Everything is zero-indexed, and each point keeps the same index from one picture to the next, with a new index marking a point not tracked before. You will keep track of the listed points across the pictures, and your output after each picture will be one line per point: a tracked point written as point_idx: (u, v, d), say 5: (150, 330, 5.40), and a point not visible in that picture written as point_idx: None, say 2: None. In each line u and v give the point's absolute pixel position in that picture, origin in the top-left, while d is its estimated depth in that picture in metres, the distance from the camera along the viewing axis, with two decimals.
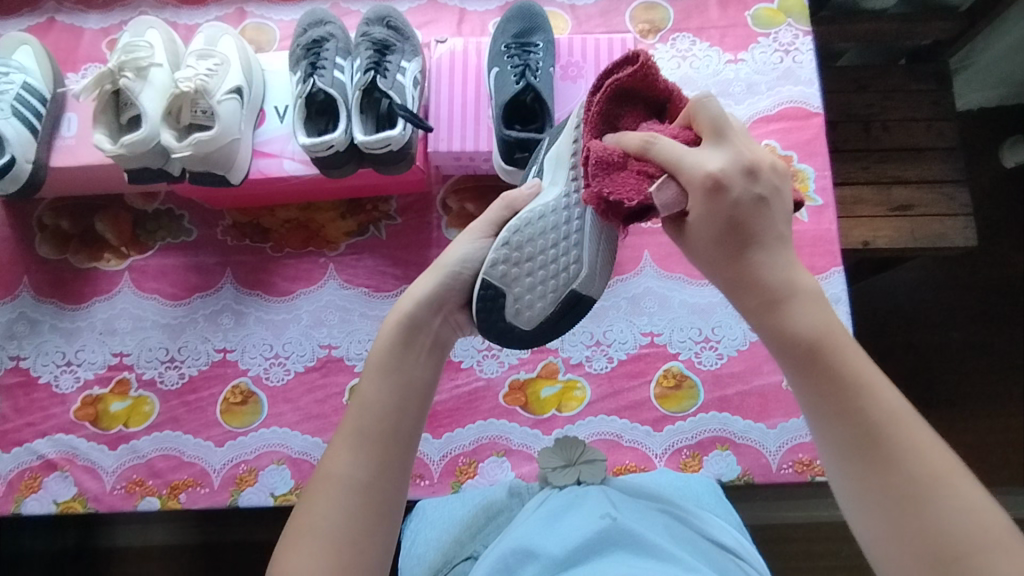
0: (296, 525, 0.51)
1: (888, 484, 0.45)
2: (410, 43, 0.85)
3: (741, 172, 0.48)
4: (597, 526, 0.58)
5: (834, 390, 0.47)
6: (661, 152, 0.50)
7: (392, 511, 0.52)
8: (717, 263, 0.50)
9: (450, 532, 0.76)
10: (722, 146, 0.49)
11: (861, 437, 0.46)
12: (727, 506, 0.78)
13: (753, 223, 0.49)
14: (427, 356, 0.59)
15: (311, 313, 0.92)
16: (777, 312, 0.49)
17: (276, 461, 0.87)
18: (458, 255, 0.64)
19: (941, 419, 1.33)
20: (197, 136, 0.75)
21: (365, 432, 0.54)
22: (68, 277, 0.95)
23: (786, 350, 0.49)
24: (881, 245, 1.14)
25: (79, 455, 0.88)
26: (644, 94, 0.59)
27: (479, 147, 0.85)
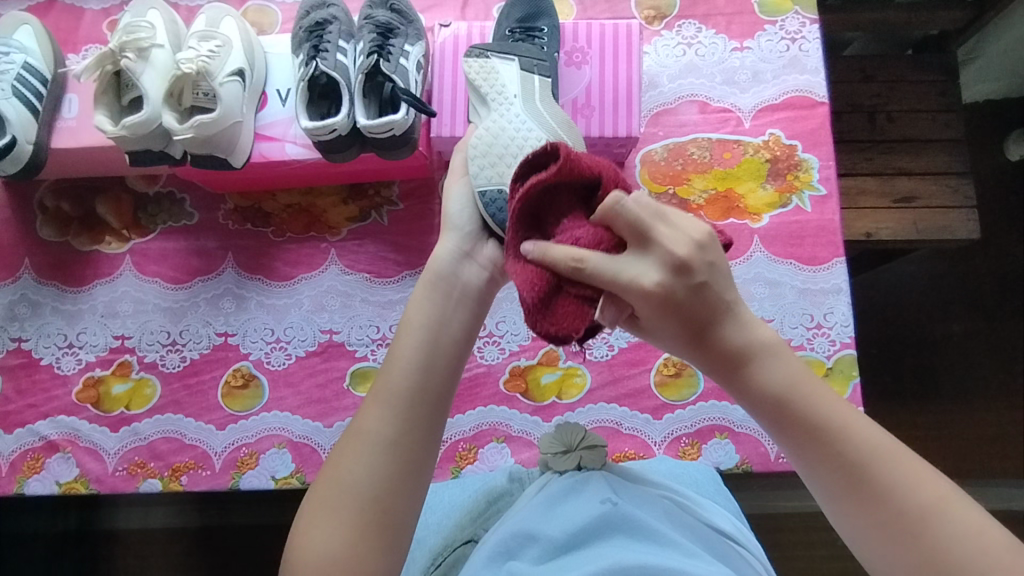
0: (323, 480, 0.51)
1: (884, 521, 0.46)
2: (414, 26, 0.83)
3: (675, 272, 0.46)
4: (598, 511, 0.58)
5: (815, 443, 0.48)
6: (596, 269, 0.47)
7: (417, 473, 0.52)
8: (679, 344, 0.50)
9: (451, 517, 0.76)
10: (648, 252, 0.47)
11: (850, 484, 0.47)
12: (726, 494, 0.78)
13: (699, 310, 0.48)
14: (458, 311, 0.57)
15: (312, 298, 0.92)
16: (743, 376, 0.49)
17: (277, 445, 0.88)
18: (450, 201, 0.66)
19: (939, 411, 1.33)
20: (200, 118, 0.74)
21: (394, 390, 0.52)
22: (69, 259, 0.95)
23: (754, 403, 0.49)
24: (883, 236, 1.14)
25: (81, 437, 0.89)
26: (560, 188, 0.54)
27: (453, 133, 0.85)
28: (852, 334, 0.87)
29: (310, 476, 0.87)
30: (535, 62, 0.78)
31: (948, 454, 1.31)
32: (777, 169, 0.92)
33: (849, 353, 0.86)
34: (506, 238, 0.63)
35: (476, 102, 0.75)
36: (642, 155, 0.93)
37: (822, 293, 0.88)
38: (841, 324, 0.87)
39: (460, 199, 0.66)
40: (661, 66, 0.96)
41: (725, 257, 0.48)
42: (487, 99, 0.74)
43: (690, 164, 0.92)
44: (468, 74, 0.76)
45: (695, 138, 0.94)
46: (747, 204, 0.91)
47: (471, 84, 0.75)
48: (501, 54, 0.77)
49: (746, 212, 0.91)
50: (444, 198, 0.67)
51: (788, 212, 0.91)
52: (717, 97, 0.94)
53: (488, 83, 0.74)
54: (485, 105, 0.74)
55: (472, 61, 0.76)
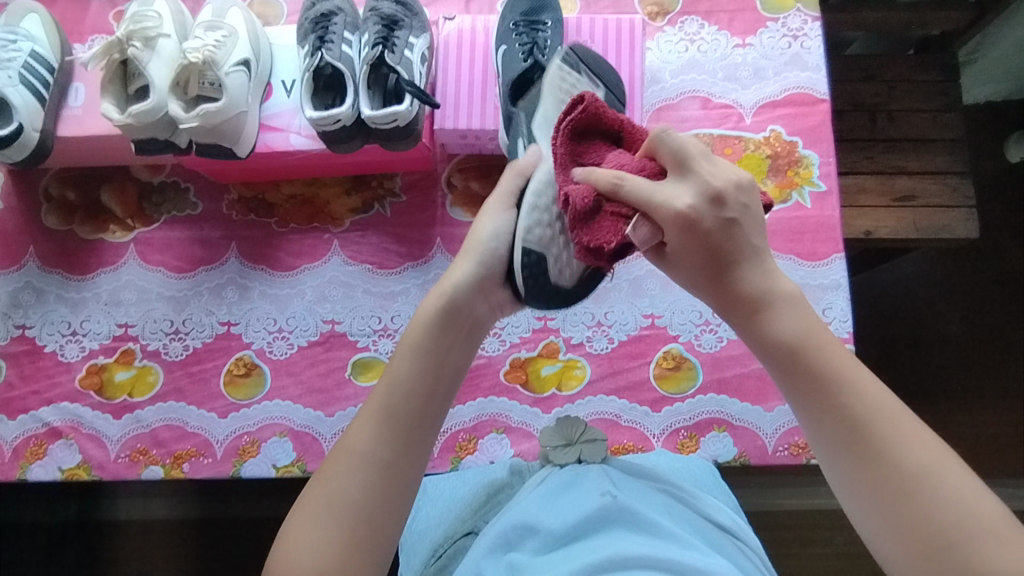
0: (318, 483, 0.53)
1: (878, 477, 0.47)
2: (419, 18, 0.84)
3: (707, 201, 0.51)
4: (597, 504, 0.59)
5: (819, 391, 0.50)
6: (632, 189, 0.52)
7: (406, 493, 0.54)
8: (701, 281, 0.54)
9: (452, 510, 0.76)
10: (687, 178, 0.52)
11: (850, 438, 0.48)
12: (723, 489, 0.79)
13: (725, 245, 0.52)
14: (456, 347, 0.60)
15: (314, 288, 0.93)
16: (762, 319, 0.52)
17: (278, 434, 0.88)
18: (489, 233, 0.65)
19: (938, 410, 1.34)
20: (206, 107, 0.75)
21: (391, 412, 0.55)
22: (74, 247, 0.95)
23: (767, 347, 0.52)
24: (883, 234, 1.15)
25: (84, 424, 0.90)
26: (602, 124, 0.60)
27: (486, 128, 0.85)
28: (850, 330, 0.88)
29: (311, 464, 0.87)
30: (617, 105, 0.79)
31: None
32: (778, 165, 0.92)
33: (846, 348, 0.86)
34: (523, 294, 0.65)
35: (550, 116, 0.71)
36: None
37: (821, 289, 0.89)
38: (840, 319, 0.88)
39: (496, 235, 0.65)
40: (663, 61, 0.97)
41: (758, 204, 0.53)
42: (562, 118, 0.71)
43: None
44: (553, 82, 0.73)
45: (697, 133, 0.94)
46: None
47: (556, 96, 0.71)
48: (589, 79, 0.77)
49: None
50: (478, 219, 0.67)
51: (789, 207, 0.92)
52: (719, 93, 0.95)
53: (571, 103, 0.72)
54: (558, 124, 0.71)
55: (568, 77, 0.74)
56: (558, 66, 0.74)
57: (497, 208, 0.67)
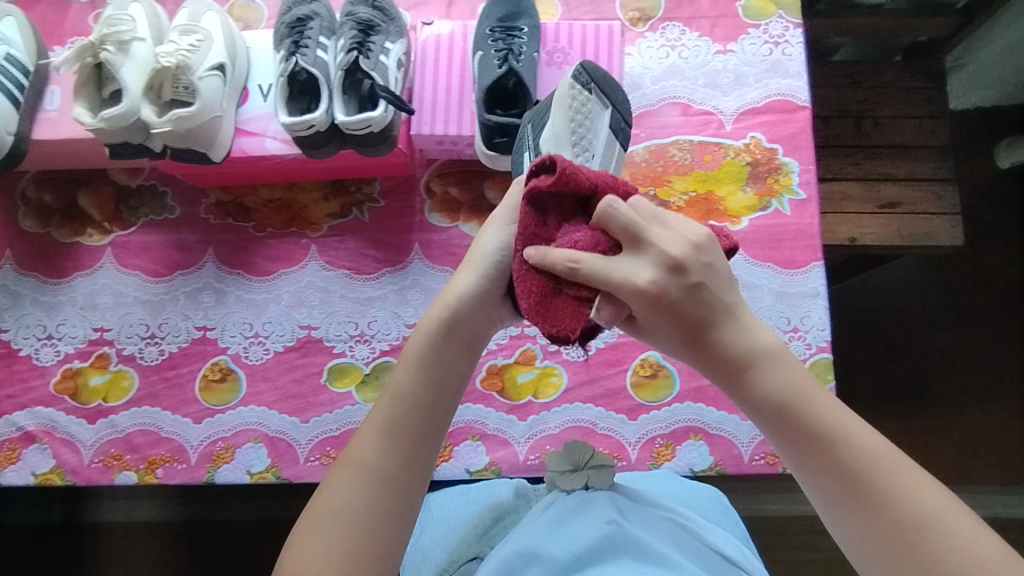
0: (321, 499, 0.55)
1: (878, 528, 0.48)
2: (396, 23, 0.83)
3: (668, 272, 0.52)
4: (602, 532, 0.62)
5: (815, 451, 0.51)
6: (589, 272, 0.52)
7: (408, 508, 0.56)
8: (685, 347, 0.55)
9: (456, 533, 0.75)
10: (642, 252, 0.53)
11: (846, 491, 0.50)
12: (733, 521, 0.80)
13: (697, 311, 0.53)
14: (459, 361, 0.61)
15: (291, 293, 0.92)
16: (746, 381, 0.54)
17: (253, 439, 0.88)
18: (493, 247, 0.63)
19: (924, 418, 1.33)
20: (178, 111, 0.74)
21: (394, 424, 0.57)
22: (50, 250, 0.95)
23: (754, 407, 0.54)
24: (867, 241, 1.14)
25: (58, 428, 0.89)
26: (563, 195, 0.57)
27: (461, 133, 0.84)
28: (828, 338, 0.87)
29: (285, 471, 0.87)
30: (622, 125, 0.77)
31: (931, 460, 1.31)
32: (757, 173, 0.92)
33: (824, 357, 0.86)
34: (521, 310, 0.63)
35: (560, 135, 0.70)
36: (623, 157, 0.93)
37: (800, 297, 0.89)
38: (818, 327, 0.87)
39: (502, 249, 0.63)
40: (644, 68, 0.96)
41: (723, 260, 0.55)
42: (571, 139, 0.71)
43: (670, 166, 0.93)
44: (564, 99, 0.71)
45: (677, 140, 0.94)
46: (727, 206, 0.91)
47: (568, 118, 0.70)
48: (599, 98, 0.76)
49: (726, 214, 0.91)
50: (478, 232, 0.65)
51: (768, 215, 0.91)
52: (699, 99, 0.95)
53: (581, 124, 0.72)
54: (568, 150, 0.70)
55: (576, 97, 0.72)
56: (569, 83, 0.72)
57: (503, 220, 0.64)
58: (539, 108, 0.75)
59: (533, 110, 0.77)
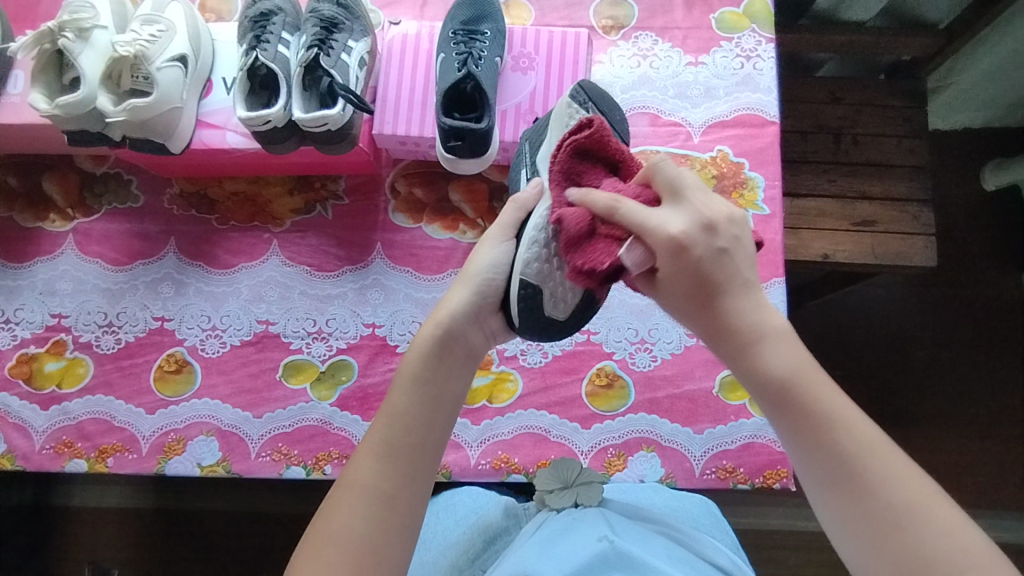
0: (317, 530, 0.53)
1: (868, 513, 0.48)
2: (361, 22, 0.83)
3: (702, 229, 0.53)
4: (596, 550, 0.61)
5: (812, 430, 0.50)
6: (627, 211, 0.55)
7: (412, 524, 0.54)
8: (690, 309, 0.55)
9: (446, 556, 0.76)
10: (681, 205, 0.55)
11: (840, 471, 0.49)
12: (724, 528, 0.82)
13: (713, 274, 0.53)
14: (455, 374, 0.61)
15: (250, 287, 0.92)
16: (751, 353, 0.53)
17: (205, 432, 0.88)
18: (488, 263, 0.66)
19: (892, 437, 1.33)
20: (134, 102, 0.74)
21: (392, 443, 0.56)
22: (12, 234, 0.95)
23: (756, 384, 0.53)
24: (840, 259, 1.14)
25: (11, 413, 0.89)
26: (590, 150, 0.64)
27: (424, 135, 0.84)
28: None
29: (236, 465, 0.87)
30: (621, 144, 0.80)
31: None
32: (723, 186, 0.92)
33: None
34: (516, 324, 0.66)
35: (555, 157, 0.73)
36: None
37: None
38: None
39: (495, 266, 0.66)
40: (614, 76, 0.96)
41: (750, 235, 0.55)
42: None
43: None
44: (561, 120, 0.72)
45: (644, 150, 0.93)
46: None
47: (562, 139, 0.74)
48: (596, 117, 0.76)
49: None
50: (476, 246, 0.68)
51: None
52: (668, 110, 0.94)
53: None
54: None
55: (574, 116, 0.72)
56: (567, 102, 0.73)
57: (496, 238, 0.68)
58: (537, 127, 0.79)
59: (534, 129, 0.80)
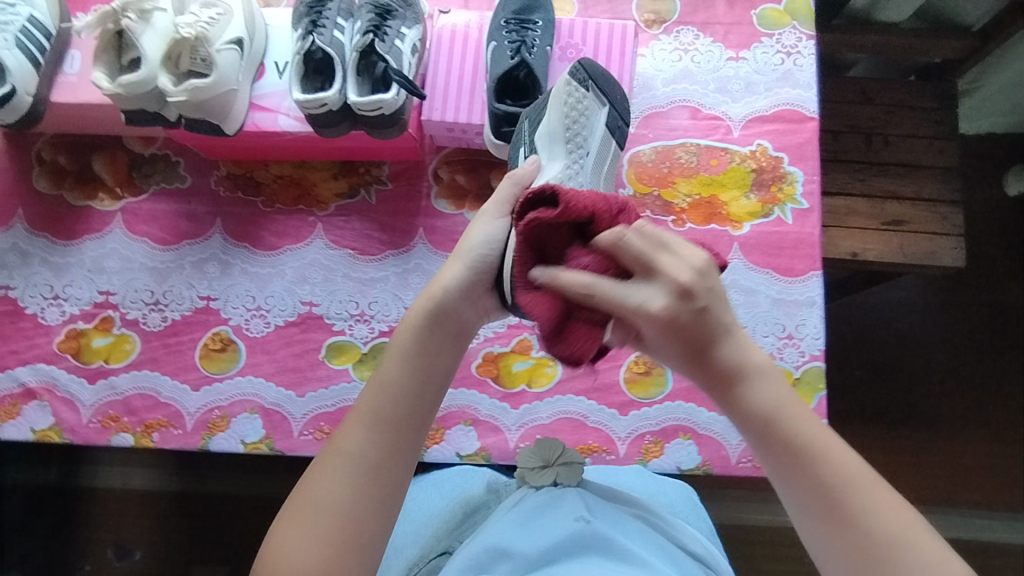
0: (306, 488, 0.57)
1: (854, 546, 0.51)
2: (413, 10, 0.84)
3: (679, 298, 0.53)
4: (572, 529, 0.62)
5: (795, 467, 0.54)
6: (603, 296, 0.54)
7: (395, 494, 0.58)
8: (681, 362, 0.57)
9: (428, 527, 0.78)
10: (653, 279, 0.54)
11: (824, 507, 0.53)
12: (700, 515, 0.83)
13: (700, 330, 0.55)
14: (446, 350, 0.63)
15: (295, 269, 0.94)
16: (735, 393, 0.56)
17: (249, 410, 0.89)
18: (483, 238, 0.65)
19: (912, 436, 1.34)
20: (194, 82, 0.76)
21: (380, 414, 0.59)
22: (61, 212, 0.97)
23: (742, 421, 0.56)
24: (869, 257, 1.15)
25: (59, 386, 0.91)
26: (560, 225, 0.58)
27: (472, 121, 0.85)
28: (821, 347, 0.89)
29: (279, 443, 0.89)
30: (618, 123, 0.82)
31: (916, 479, 1.32)
32: (762, 180, 0.93)
33: (816, 365, 0.88)
34: (509, 302, 0.65)
35: (554, 131, 0.73)
36: (631, 156, 0.95)
37: (796, 305, 0.90)
38: (813, 335, 0.89)
39: (490, 241, 0.65)
40: (656, 69, 0.97)
41: (722, 284, 0.56)
42: (565, 135, 0.74)
43: (676, 168, 0.94)
44: (560, 96, 0.74)
45: (685, 143, 0.95)
46: (730, 211, 0.93)
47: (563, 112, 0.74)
48: (595, 95, 0.80)
49: (728, 219, 0.92)
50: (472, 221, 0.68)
51: (770, 222, 0.92)
52: (709, 104, 0.96)
53: (575, 119, 0.75)
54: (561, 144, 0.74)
55: (570, 91, 0.76)
56: (565, 80, 0.76)
57: (493, 214, 0.67)
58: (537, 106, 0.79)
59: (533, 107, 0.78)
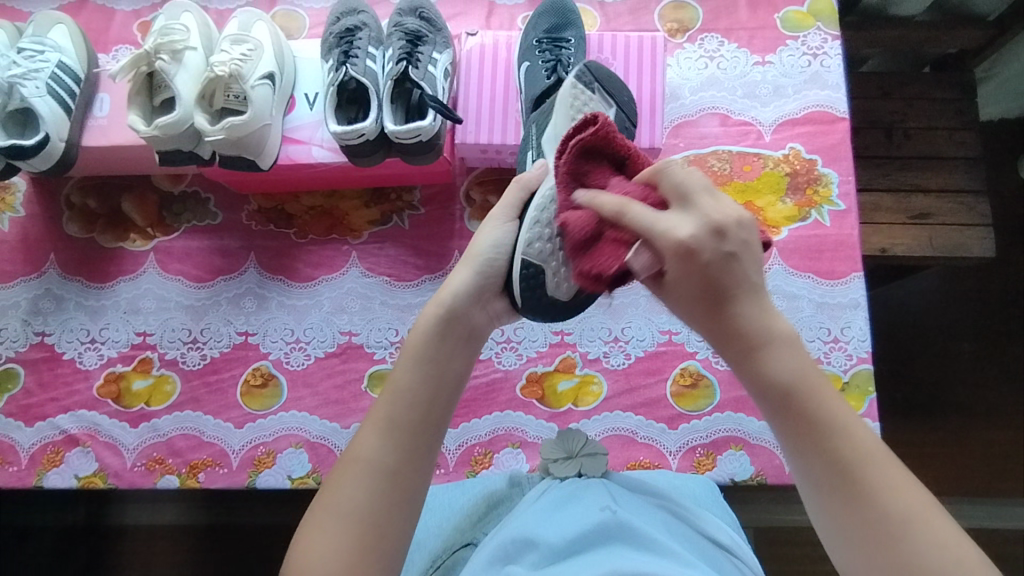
0: (322, 502, 0.52)
1: (864, 523, 0.46)
2: (442, 34, 0.85)
3: (710, 233, 0.47)
4: (596, 518, 0.55)
5: (814, 438, 0.48)
6: (635, 216, 0.47)
7: (413, 503, 0.52)
8: (697, 315, 0.50)
9: (450, 520, 0.75)
10: (688, 211, 0.48)
11: (839, 480, 0.47)
12: (723, 506, 0.78)
13: (722, 279, 0.47)
14: (457, 354, 0.58)
15: (332, 299, 0.93)
16: (757, 356, 0.49)
17: (294, 445, 0.88)
18: (490, 244, 0.63)
19: (954, 429, 1.29)
20: (232, 120, 0.75)
21: (395, 419, 0.54)
22: (94, 255, 0.96)
23: (761, 386, 0.49)
24: (898, 253, 1.07)
25: (101, 431, 0.89)
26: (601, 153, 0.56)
27: (505, 142, 0.85)
28: (869, 349, 0.87)
29: (326, 476, 0.87)
30: (627, 123, 0.77)
31: (965, 474, 1.27)
32: (797, 183, 0.92)
33: (865, 368, 0.86)
34: (520, 304, 0.63)
35: (563, 138, 0.68)
36: None
37: (840, 308, 0.89)
38: (859, 338, 0.87)
39: (496, 246, 0.63)
40: (683, 79, 0.97)
41: (758, 239, 0.49)
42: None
43: (709, 176, 0.93)
44: (566, 100, 0.69)
45: (716, 150, 0.94)
46: (766, 216, 0.92)
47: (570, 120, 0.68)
48: (602, 98, 0.74)
49: (766, 225, 0.92)
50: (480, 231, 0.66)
51: (808, 225, 0.91)
52: (737, 110, 0.95)
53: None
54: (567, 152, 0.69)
55: (577, 98, 0.69)
56: (571, 82, 0.69)
57: (499, 218, 0.65)
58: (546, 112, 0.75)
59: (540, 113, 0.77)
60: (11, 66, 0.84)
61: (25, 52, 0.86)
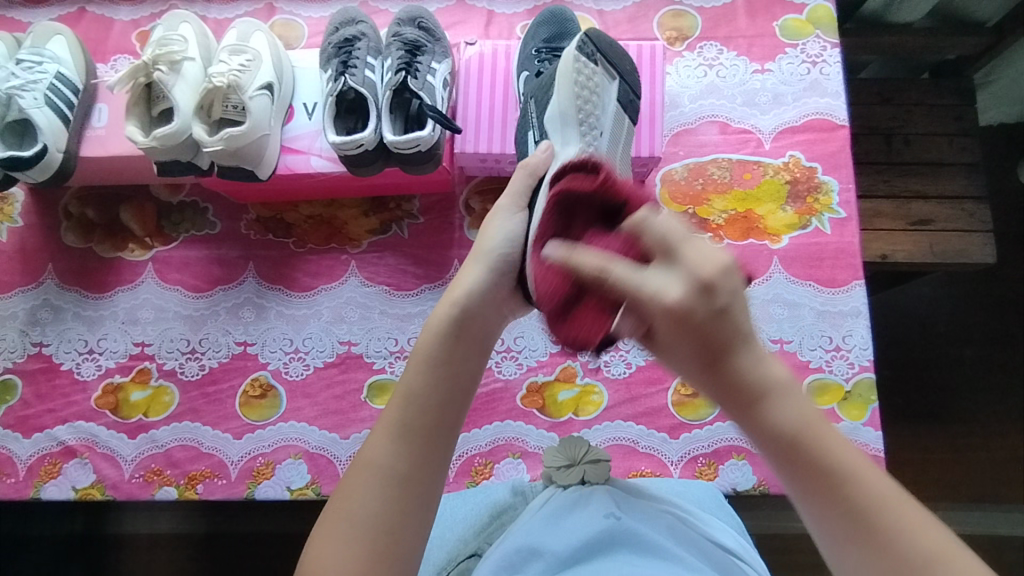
0: (334, 508, 0.51)
1: (884, 570, 0.44)
2: (441, 44, 0.86)
3: (699, 293, 0.45)
4: (600, 526, 0.55)
5: (824, 491, 0.46)
6: (619, 278, 0.46)
7: (426, 509, 0.52)
8: (695, 369, 0.49)
9: (455, 531, 0.73)
10: (675, 265, 0.46)
11: (852, 527, 0.45)
12: (727, 511, 0.76)
13: (719, 337, 0.47)
14: (469, 358, 0.57)
15: (331, 309, 0.93)
16: (757, 410, 0.48)
17: (293, 455, 0.87)
18: (502, 237, 0.61)
19: (956, 437, 1.28)
20: (230, 130, 0.75)
21: (406, 424, 0.53)
22: (93, 265, 0.96)
23: (762, 438, 0.49)
24: (899, 259, 1.07)
25: (99, 443, 0.89)
26: (590, 199, 0.55)
27: (504, 151, 0.85)
28: (871, 357, 0.87)
29: (325, 488, 0.86)
30: (628, 97, 0.78)
31: (965, 479, 1.26)
32: (797, 191, 0.92)
33: (867, 377, 0.86)
34: (533, 298, 0.61)
35: (566, 113, 0.69)
36: (663, 174, 0.94)
37: (841, 315, 0.88)
38: (860, 347, 0.87)
39: (509, 239, 0.61)
40: (682, 87, 0.97)
41: (745, 288, 0.47)
42: (577, 116, 0.69)
43: (709, 184, 0.93)
44: (569, 75, 0.70)
45: (716, 158, 0.94)
46: (767, 224, 0.92)
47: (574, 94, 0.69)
48: (604, 69, 0.75)
49: (766, 233, 0.91)
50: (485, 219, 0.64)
51: (807, 232, 0.91)
52: (737, 118, 0.95)
53: (587, 101, 0.70)
54: (572, 127, 0.69)
55: (580, 68, 0.71)
56: (573, 56, 0.71)
57: (509, 209, 0.63)
58: (544, 85, 0.75)
59: (538, 85, 0.77)
60: (11, 76, 0.85)
61: (24, 63, 0.86)
